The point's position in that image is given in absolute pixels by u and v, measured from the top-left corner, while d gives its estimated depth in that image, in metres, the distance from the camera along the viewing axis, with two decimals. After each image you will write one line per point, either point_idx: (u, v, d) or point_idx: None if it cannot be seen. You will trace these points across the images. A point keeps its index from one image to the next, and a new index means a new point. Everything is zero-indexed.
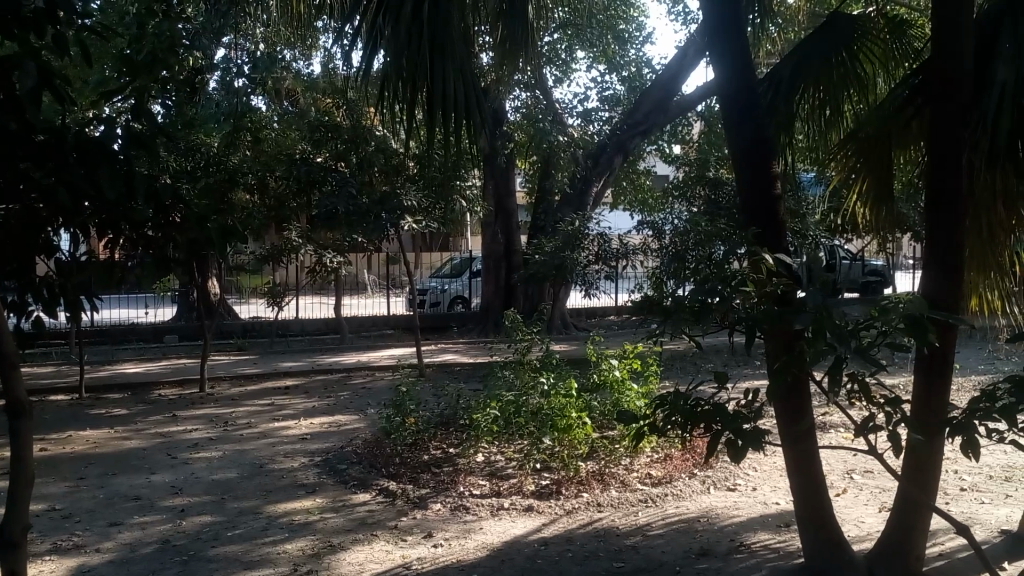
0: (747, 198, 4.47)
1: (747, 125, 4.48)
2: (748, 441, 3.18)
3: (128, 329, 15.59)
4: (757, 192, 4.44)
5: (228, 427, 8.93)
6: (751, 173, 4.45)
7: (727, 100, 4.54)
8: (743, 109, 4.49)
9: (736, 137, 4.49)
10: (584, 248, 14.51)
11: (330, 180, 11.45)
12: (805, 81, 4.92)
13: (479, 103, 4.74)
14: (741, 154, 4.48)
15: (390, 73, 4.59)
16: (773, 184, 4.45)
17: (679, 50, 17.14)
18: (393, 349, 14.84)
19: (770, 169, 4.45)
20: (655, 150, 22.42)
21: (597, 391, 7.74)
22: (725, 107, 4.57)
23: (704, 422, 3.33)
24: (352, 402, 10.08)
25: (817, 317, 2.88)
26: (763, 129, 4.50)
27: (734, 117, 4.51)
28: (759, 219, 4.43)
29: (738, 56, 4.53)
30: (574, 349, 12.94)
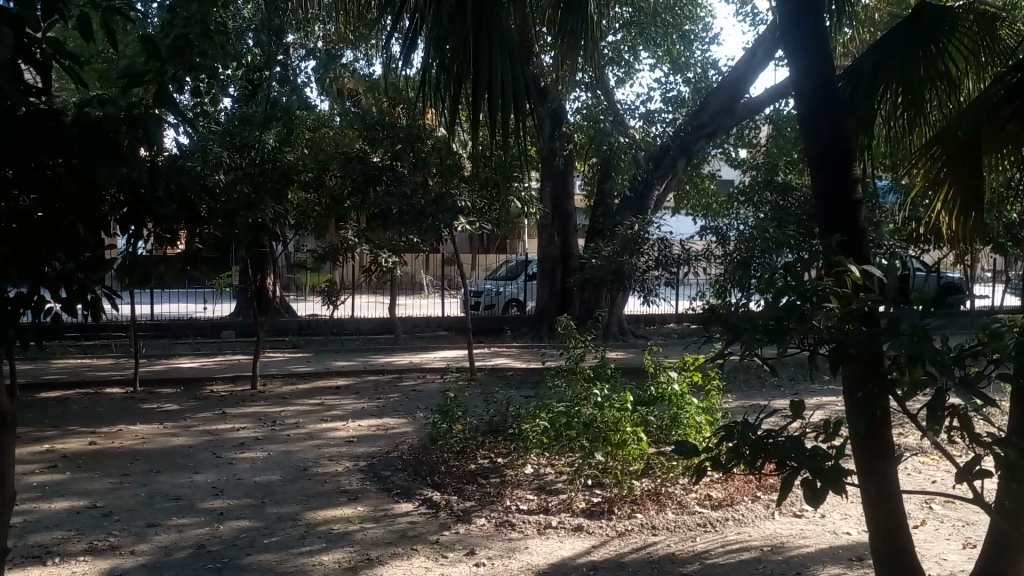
0: (823, 202, 4.07)
1: (824, 122, 4.09)
2: (829, 481, 2.79)
3: (186, 324, 15.76)
4: (833, 196, 4.02)
5: (275, 427, 8.81)
6: (828, 175, 4.05)
7: (801, 95, 4.18)
8: (820, 103, 4.10)
9: (811, 134, 4.10)
10: (643, 252, 13.95)
11: (386, 179, 11.25)
12: (886, 76, 4.50)
13: (530, 93, 4.43)
14: (817, 154, 4.08)
15: (434, 66, 4.33)
16: (853, 187, 4.04)
17: (747, 50, 16.55)
18: (446, 351, 14.63)
19: (849, 170, 4.05)
20: (719, 154, 21.80)
21: (654, 404, 7.35)
22: (799, 102, 4.19)
23: (776, 459, 2.94)
24: (401, 404, 9.89)
25: (914, 338, 2.49)
26: (843, 127, 4.10)
27: (810, 113, 4.12)
28: (836, 226, 4.01)
29: (815, 47, 4.16)
30: (630, 357, 12.52)
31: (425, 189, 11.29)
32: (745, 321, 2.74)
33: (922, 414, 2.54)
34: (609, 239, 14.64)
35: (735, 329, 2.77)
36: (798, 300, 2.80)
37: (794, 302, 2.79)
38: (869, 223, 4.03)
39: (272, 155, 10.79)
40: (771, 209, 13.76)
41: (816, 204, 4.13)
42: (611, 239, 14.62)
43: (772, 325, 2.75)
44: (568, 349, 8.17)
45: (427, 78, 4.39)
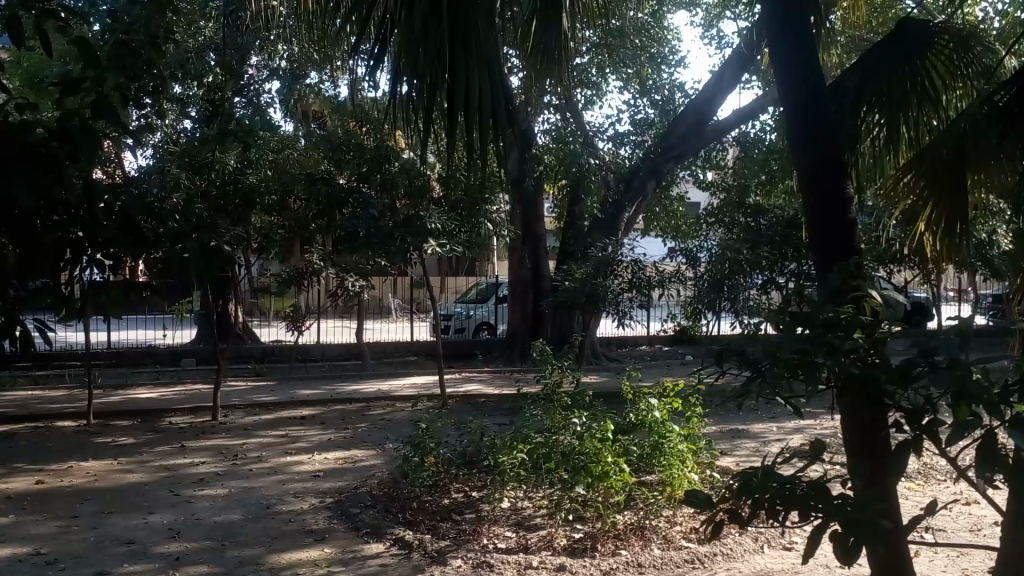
0: (816, 223, 3.87)
1: (814, 141, 3.92)
2: (861, 537, 2.49)
3: (144, 351, 15.19)
4: (825, 219, 3.84)
5: (237, 461, 8.39)
6: (818, 196, 3.87)
7: (792, 113, 4.01)
8: (808, 122, 3.95)
9: (802, 154, 3.93)
10: (617, 274, 13.61)
11: (352, 201, 10.91)
12: (873, 93, 4.38)
13: (504, 104, 4.18)
14: (809, 174, 3.90)
15: (406, 81, 4.10)
16: (847, 207, 3.84)
17: (715, 73, 16.57)
18: (415, 377, 14.25)
19: (842, 190, 3.87)
20: (688, 176, 21.79)
21: (634, 432, 7.06)
22: (790, 120, 4.02)
23: (799, 510, 2.63)
24: (370, 435, 9.51)
25: (954, 377, 2.22)
26: (834, 144, 3.93)
27: (801, 131, 3.95)
28: (825, 250, 3.83)
29: (803, 62, 4.02)
30: (604, 382, 12.26)
31: (393, 211, 10.97)
32: (769, 356, 2.44)
33: (973, 462, 2.33)
34: (582, 262, 14.33)
35: (755, 362, 2.47)
36: (826, 333, 2.48)
37: (824, 335, 2.46)
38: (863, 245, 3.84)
39: (233, 179, 10.37)
40: (745, 228, 13.58)
41: (808, 225, 3.93)
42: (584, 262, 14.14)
43: (799, 359, 2.44)
44: (544, 375, 7.90)
45: (397, 99, 4.22)
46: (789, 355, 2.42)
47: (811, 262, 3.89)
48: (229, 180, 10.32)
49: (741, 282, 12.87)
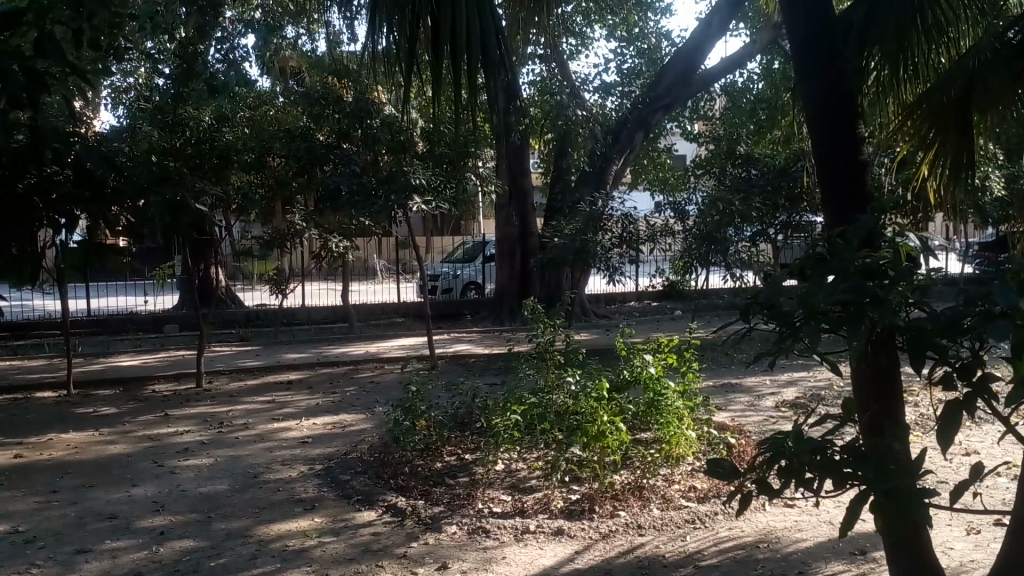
0: (826, 166, 3.67)
1: (824, 78, 3.72)
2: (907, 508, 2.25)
3: (126, 318, 14.89)
4: (833, 163, 3.65)
5: (223, 429, 8.18)
6: (828, 135, 3.67)
7: (800, 47, 3.80)
8: (816, 58, 3.75)
9: (811, 92, 3.72)
10: (606, 228, 13.16)
11: (333, 158, 10.54)
12: (879, 29, 4.11)
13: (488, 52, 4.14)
14: (818, 113, 3.70)
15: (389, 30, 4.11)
16: (858, 150, 3.65)
17: (702, 20, 16.15)
18: (403, 338, 14.04)
19: (853, 131, 3.67)
20: (676, 128, 21.41)
21: (628, 388, 6.92)
22: (797, 56, 3.82)
23: (833, 478, 2.36)
24: (359, 399, 9.30)
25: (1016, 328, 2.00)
26: (843, 82, 3.73)
27: (811, 67, 3.74)
28: (832, 193, 3.65)
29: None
30: (596, 339, 12.07)
31: (375, 168, 10.62)
32: (805, 309, 2.24)
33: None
34: (571, 217, 13.96)
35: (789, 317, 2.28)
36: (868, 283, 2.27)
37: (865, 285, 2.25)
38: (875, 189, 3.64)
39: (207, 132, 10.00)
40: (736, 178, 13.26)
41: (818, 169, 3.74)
42: (573, 217, 13.79)
43: (839, 313, 2.26)
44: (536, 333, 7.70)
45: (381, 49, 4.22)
46: (826, 308, 2.24)
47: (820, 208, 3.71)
48: (204, 137, 9.93)
49: (732, 235, 12.47)
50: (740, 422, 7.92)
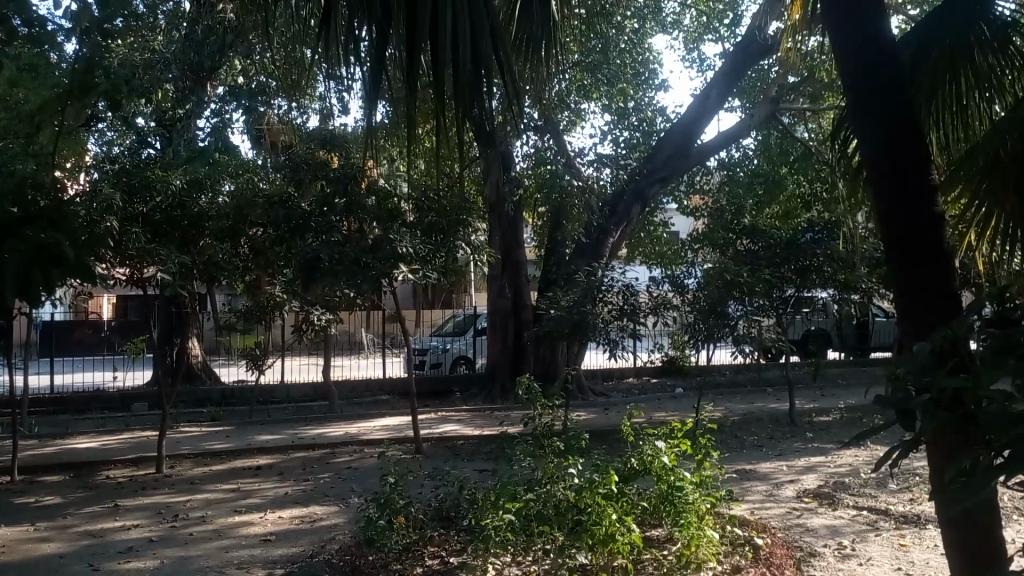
0: (895, 225, 3.19)
1: (881, 122, 3.26)
2: None
3: (91, 395, 13.91)
4: (903, 222, 3.16)
5: (177, 523, 7.22)
6: (888, 191, 3.21)
7: (852, 88, 3.36)
8: (873, 97, 3.29)
9: (866, 137, 3.28)
10: (604, 301, 12.17)
11: (313, 226, 9.75)
12: (930, 63, 3.55)
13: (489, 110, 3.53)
14: (878, 163, 3.24)
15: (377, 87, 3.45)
16: (930, 207, 3.16)
17: (700, 94, 15.87)
18: (388, 419, 13.12)
19: (922, 186, 3.18)
20: (671, 201, 20.93)
21: (636, 480, 6.08)
22: (849, 98, 3.39)
23: None
24: (333, 488, 8.39)
25: None
26: (906, 131, 3.23)
27: (865, 112, 3.30)
28: (900, 260, 3.16)
29: (861, 36, 3.34)
30: (595, 420, 11.17)
31: (357, 236, 9.91)
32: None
33: None
34: (567, 289, 13.19)
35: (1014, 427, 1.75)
36: None
37: None
38: (952, 251, 3.14)
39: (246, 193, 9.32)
40: (739, 250, 12.50)
41: (883, 227, 3.24)
42: (570, 288, 12.99)
43: None
44: (531, 416, 6.90)
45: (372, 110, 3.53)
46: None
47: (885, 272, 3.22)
48: (175, 203, 9.17)
49: (734, 310, 11.81)
50: (760, 516, 7.03)
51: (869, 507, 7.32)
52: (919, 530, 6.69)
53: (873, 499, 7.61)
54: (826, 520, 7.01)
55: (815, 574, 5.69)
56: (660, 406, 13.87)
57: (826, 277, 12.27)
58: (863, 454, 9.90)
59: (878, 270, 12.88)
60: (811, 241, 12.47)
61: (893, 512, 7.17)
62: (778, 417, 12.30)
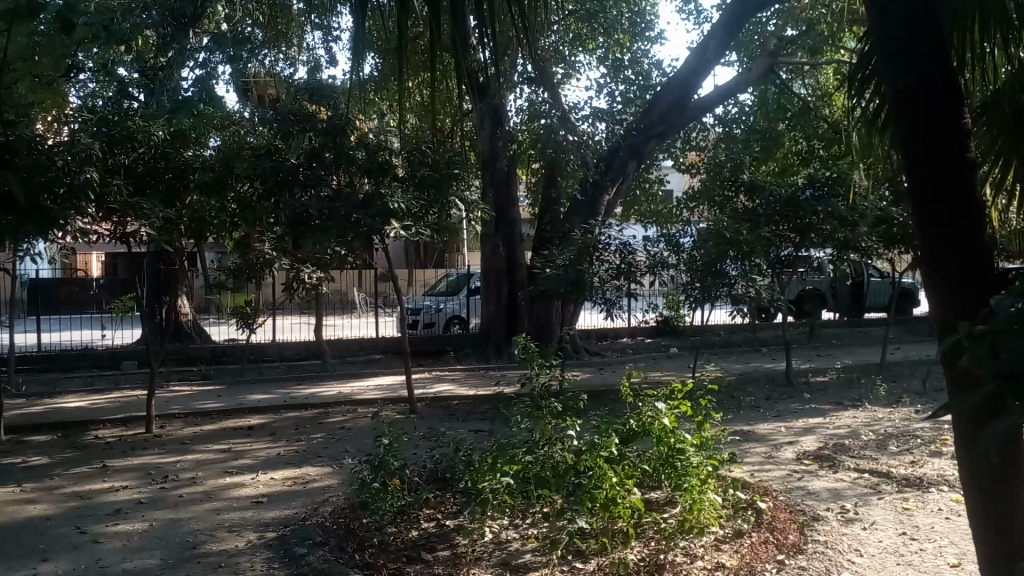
0: (922, 174, 2.97)
1: (912, 66, 3.02)
2: None
3: (78, 353, 13.68)
4: (931, 171, 2.95)
5: (167, 485, 7.07)
6: (917, 140, 2.98)
7: (882, 25, 3.11)
8: (904, 35, 3.05)
9: (895, 80, 3.05)
10: (602, 259, 11.85)
11: (301, 179, 9.43)
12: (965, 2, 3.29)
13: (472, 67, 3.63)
14: (906, 107, 3.02)
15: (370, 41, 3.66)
16: (962, 156, 2.94)
17: (698, 46, 15.45)
18: (381, 378, 12.98)
19: (954, 133, 2.96)
20: (667, 159, 20.61)
21: (636, 442, 5.95)
22: (878, 36, 3.15)
23: None
24: (326, 449, 8.25)
25: None
26: (939, 74, 3.00)
27: (895, 51, 3.07)
28: (928, 214, 2.94)
29: None
30: (591, 381, 11.03)
31: (348, 193, 9.61)
32: None
33: None
34: (563, 248, 12.88)
35: None
36: None
37: None
38: (983, 203, 2.93)
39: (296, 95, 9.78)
40: (738, 209, 12.26)
41: (910, 176, 3.03)
42: (566, 246, 12.71)
43: None
44: (527, 377, 6.73)
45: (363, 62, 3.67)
46: None
47: (910, 225, 3.02)
48: (158, 154, 9.02)
49: (731, 269, 11.65)
50: (760, 479, 6.93)
51: (870, 470, 7.24)
52: (922, 493, 6.61)
53: (874, 462, 7.53)
54: (827, 483, 6.92)
55: (819, 538, 5.59)
56: (656, 366, 13.78)
57: (825, 236, 11.96)
58: (861, 416, 9.81)
59: (877, 229, 12.70)
60: (812, 199, 12.13)
61: (895, 475, 7.09)
62: (775, 378, 12.21)
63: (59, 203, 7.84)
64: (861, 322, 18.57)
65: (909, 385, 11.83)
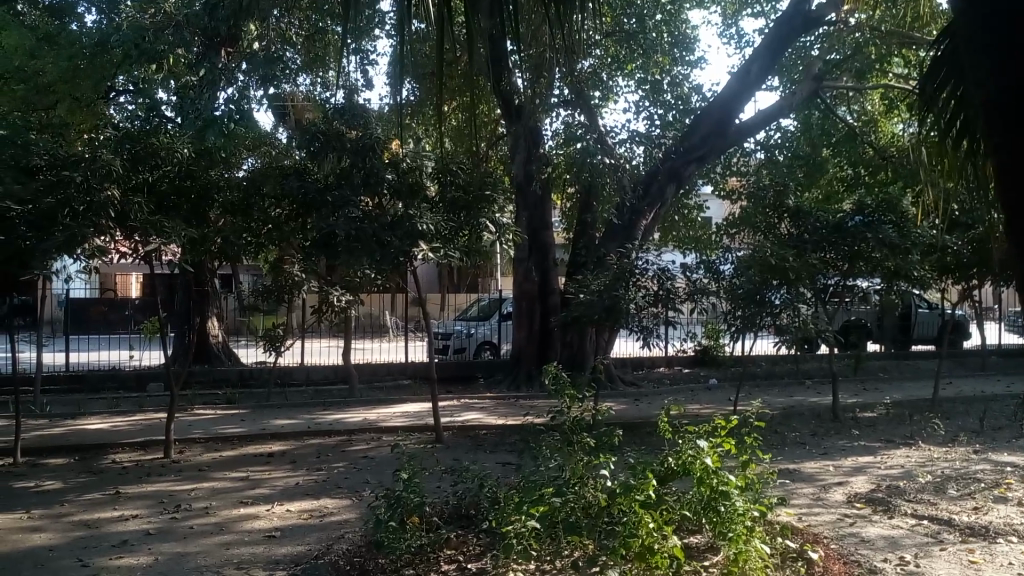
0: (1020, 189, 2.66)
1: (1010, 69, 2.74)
2: None
3: (106, 374, 13.54)
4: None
5: (177, 515, 6.74)
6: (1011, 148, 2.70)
7: (976, 22, 2.84)
8: (1002, 35, 2.78)
9: (990, 85, 2.78)
10: (641, 285, 11.40)
11: (329, 200, 9.09)
12: None
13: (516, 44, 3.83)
14: (1002, 116, 2.73)
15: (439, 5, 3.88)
16: None
17: (742, 69, 15.04)
18: (408, 405, 12.62)
19: None
20: (707, 184, 20.09)
21: (675, 481, 5.50)
22: (970, 36, 2.89)
23: None
24: (346, 479, 7.88)
25: None
26: None
27: (990, 53, 2.79)
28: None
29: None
30: (626, 412, 10.53)
31: (376, 214, 9.26)
32: None
33: None
34: (598, 273, 12.42)
35: None
36: None
37: None
38: None
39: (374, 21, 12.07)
40: (783, 235, 11.72)
41: (1006, 190, 2.73)
42: (602, 271, 12.23)
43: None
44: (558, 407, 6.30)
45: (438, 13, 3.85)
46: None
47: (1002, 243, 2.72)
48: (183, 172, 8.85)
49: (778, 297, 11.06)
50: (808, 524, 6.39)
51: (929, 516, 6.65)
52: (988, 544, 6.02)
53: (932, 507, 6.93)
54: (882, 530, 6.36)
55: None
56: (694, 397, 13.22)
57: (874, 264, 11.37)
58: (915, 455, 9.19)
59: (929, 258, 12.08)
60: (860, 225, 11.55)
61: (957, 522, 6.49)
62: (819, 412, 11.62)
63: (77, 220, 7.72)
64: (907, 354, 17.82)
65: (964, 422, 11.14)
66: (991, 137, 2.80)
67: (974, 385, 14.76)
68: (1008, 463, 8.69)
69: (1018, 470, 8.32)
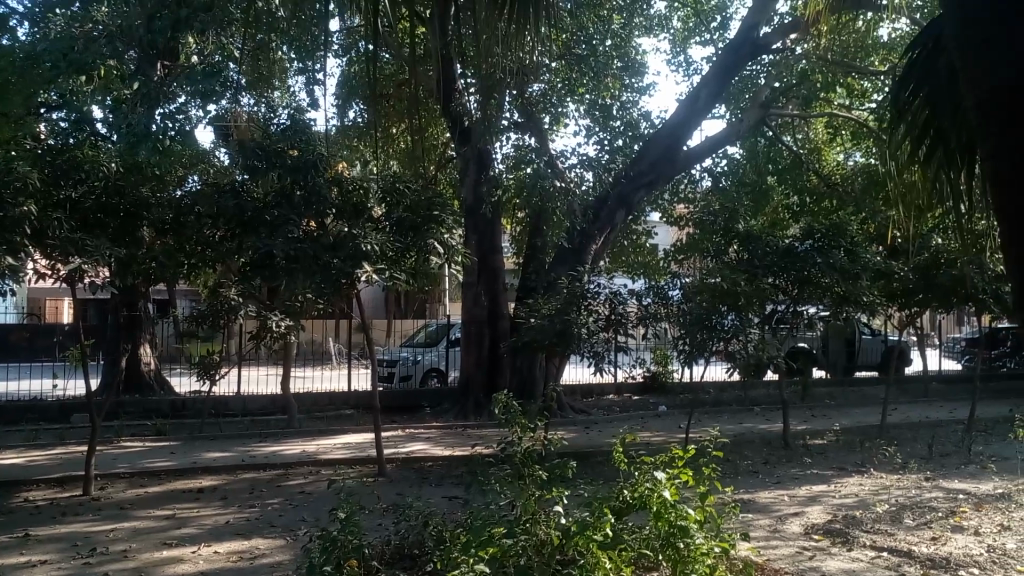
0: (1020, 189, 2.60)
1: (1009, 66, 2.69)
2: None
3: (26, 404, 12.70)
4: (1019, 185, 2.61)
5: (92, 559, 6.17)
6: (1006, 148, 2.64)
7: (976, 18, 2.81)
8: (1002, 33, 2.74)
9: (989, 84, 2.73)
10: (591, 310, 11.21)
11: (267, 220, 8.62)
12: None
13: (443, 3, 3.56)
14: (998, 114, 2.67)
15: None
16: None
17: (690, 95, 15.09)
18: (350, 435, 12.10)
19: None
20: (656, 211, 20.08)
21: (631, 516, 5.21)
22: (966, 36, 2.85)
23: None
24: (281, 517, 7.38)
25: None
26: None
27: (986, 51, 2.76)
28: (1015, 232, 2.58)
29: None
30: (578, 441, 10.22)
31: (317, 235, 8.81)
32: None
33: None
34: (548, 297, 12.17)
35: None
36: None
37: None
38: None
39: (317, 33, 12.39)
40: (732, 260, 11.68)
41: (999, 195, 2.68)
42: (552, 296, 11.96)
43: None
44: (507, 437, 5.96)
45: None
46: None
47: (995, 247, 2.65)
48: (111, 189, 8.39)
49: (727, 322, 10.76)
50: (767, 559, 6.14)
51: (889, 548, 6.45)
52: None
53: (891, 538, 6.75)
54: (843, 564, 6.13)
55: None
56: (644, 425, 12.99)
57: (823, 289, 11.35)
58: (869, 484, 9.05)
59: (877, 283, 12.13)
60: (809, 250, 11.55)
61: (917, 554, 6.30)
62: (770, 439, 11.47)
63: None
64: (853, 380, 17.94)
65: (913, 449, 11.10)
66: (985, 143, 2.74)
67: (920, 411, 14.84)
68: (960, 490, 8.61)
69: (971, 497, 8.23)
